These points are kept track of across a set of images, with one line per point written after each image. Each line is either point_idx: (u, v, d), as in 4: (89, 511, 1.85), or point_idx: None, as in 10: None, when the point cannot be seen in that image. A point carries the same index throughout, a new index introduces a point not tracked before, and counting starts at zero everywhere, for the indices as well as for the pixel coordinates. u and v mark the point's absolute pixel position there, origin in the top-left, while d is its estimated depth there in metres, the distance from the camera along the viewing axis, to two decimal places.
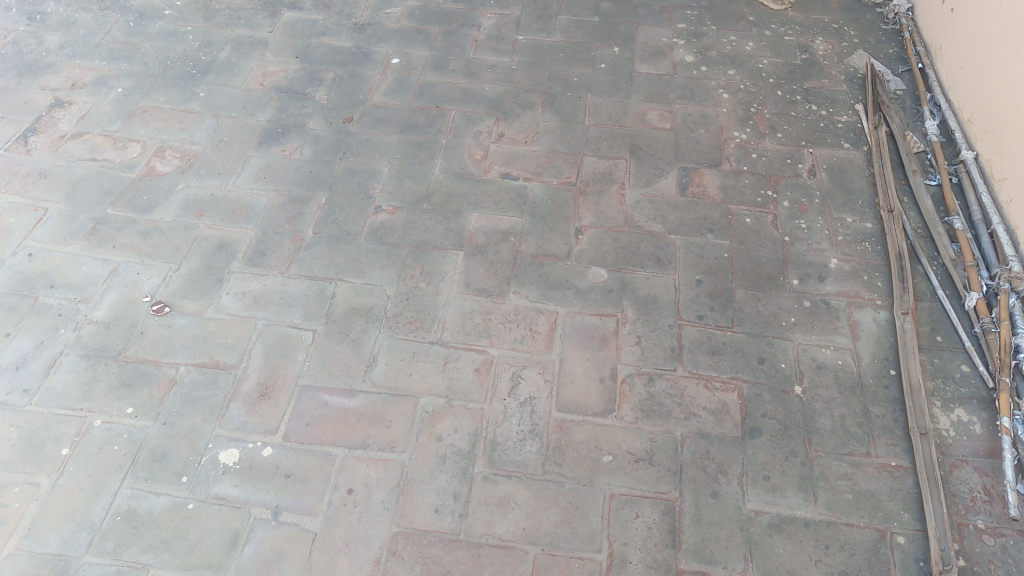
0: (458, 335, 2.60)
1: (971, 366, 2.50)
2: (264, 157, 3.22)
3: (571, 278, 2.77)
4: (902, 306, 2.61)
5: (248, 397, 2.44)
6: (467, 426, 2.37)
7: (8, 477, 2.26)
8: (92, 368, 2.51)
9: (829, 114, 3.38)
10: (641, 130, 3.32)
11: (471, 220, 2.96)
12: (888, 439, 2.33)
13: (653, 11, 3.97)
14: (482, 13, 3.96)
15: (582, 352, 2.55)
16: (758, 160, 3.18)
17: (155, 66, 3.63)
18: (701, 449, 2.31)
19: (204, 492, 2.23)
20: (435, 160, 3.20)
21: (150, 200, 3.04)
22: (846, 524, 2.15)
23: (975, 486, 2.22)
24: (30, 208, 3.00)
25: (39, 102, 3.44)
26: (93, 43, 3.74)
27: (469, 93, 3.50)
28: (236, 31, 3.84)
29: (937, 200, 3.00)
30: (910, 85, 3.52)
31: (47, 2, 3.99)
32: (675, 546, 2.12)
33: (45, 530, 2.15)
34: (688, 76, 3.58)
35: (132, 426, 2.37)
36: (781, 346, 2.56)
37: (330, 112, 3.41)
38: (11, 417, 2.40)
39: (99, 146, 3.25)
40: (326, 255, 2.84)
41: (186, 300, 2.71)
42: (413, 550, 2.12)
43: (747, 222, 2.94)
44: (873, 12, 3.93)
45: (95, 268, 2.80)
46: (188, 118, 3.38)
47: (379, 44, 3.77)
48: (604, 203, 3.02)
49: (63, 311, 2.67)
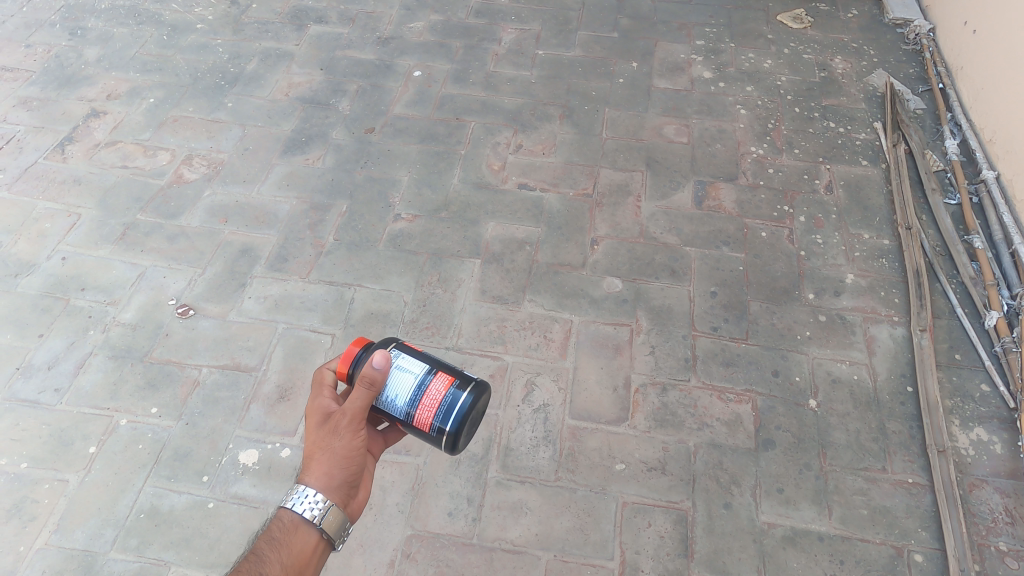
0: (473, 342, 2.63)
1: (991, 385, 2.48)
2: (288, 166, 3.30)
3: (586, 287, 2.79)
4: (920, 323, 2.61)
5: (267, 399, 2.49)
6: (481, 432, 2.39)
7: (37, 473, 2.32)
8: (119, 368, 2.58)
9: (847, 131, 3.39)
10: (659, 144, 3.36)
11: (488, 229, 3.01)
12: (904, 456, 2.31)
13: (671, 27, 4.02)
14: (503, 28, 4.04)
15: (595, 361, 2.57)
16: (774, 175, 3.20)
17: (186, 78, 3.75)
18: (714, 459, 2.31)
19: (224, 491, 2.28)
20: (454, 170, 3.26)
21: (177, 206, 3.13)
22: (862, 540, 2.14)
23: (995, 507, 2.19)
24: (65, 213, 3.10)
25: (75, 112, 3.56)
26: (127, 55, 3.88)
27: (489, 105, 3.57)
28: (263, 43, 3.96)
29: (956, 218, 3.01)
30: (930, 104, 3.53)
31: (87, 17, 4.14)
32: (688, 556, 2.12)
33: (72, 526, 2.20)
34: (706, 91, 3.62)
35: (156, 425, 2.43)
36: (795, 359, 2.56)
37: (352, 122, 3.49)
38: (42, 415, 2.46)
39: (131, 154, 3.35)
40: (345, 260, 2.91)
41: (210, 303, 2.78)
42: (427, 553, 2.14)
43: (763, 236, 2.96)
44: (893, 31, 3.95)
45: (123, 272, 2.88)
46: (215, 128, 3.48)
47: (402, 57, 3.86)
48: (620, 214, 3.05)
49: (93, 313, 2.74)
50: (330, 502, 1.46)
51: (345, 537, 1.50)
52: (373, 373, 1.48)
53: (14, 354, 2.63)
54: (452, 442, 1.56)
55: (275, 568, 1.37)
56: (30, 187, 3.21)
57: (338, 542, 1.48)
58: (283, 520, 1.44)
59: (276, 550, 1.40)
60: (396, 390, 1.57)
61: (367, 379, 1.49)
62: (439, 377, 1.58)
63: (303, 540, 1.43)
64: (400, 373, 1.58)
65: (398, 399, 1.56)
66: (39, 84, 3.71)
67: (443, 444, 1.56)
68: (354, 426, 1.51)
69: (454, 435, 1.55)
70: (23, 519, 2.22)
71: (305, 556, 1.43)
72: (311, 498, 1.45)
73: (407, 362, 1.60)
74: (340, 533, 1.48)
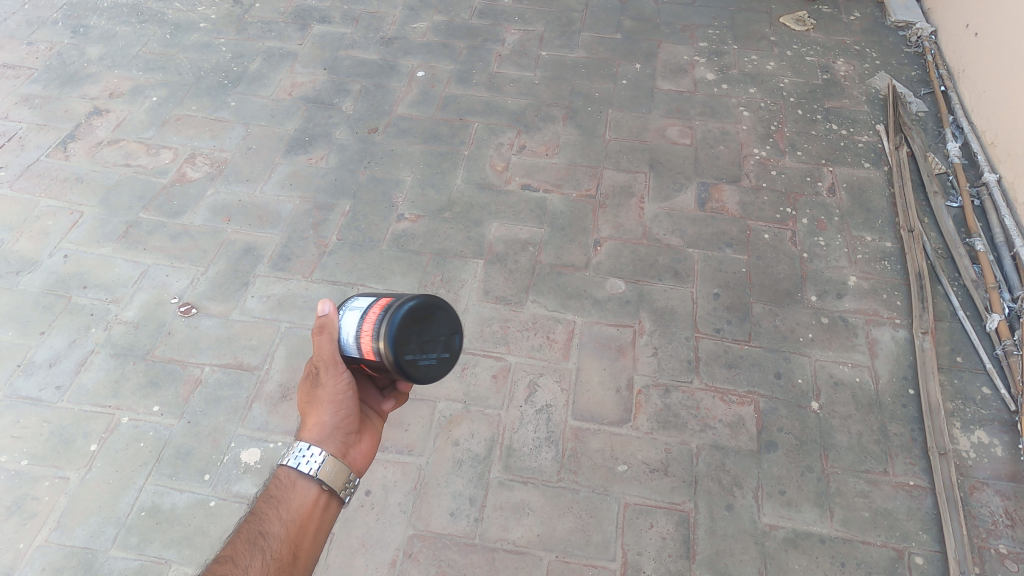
0: (476, 342, 2.63)
1: (992, 387, 2.48)
2: (291, 165, 3.30)
3: (589, 288, 2.80)
4: (922, 325, 2.61)
5: (270, 398, 2.50)
6: (484, 432, 2.39)
7: (38, 471, 2.32)
8: (120, 366, 2.59)
9: (850, 133, 3.39)
10: (662, 145, 3.36)
11: (491, 229, 3.01)
12: (906, 458, 2.31)
13: (674, 29, 4.03)
14: (506, 29, 4.04)
15: (598, 362, 2.58)
16: (777, 177, 3.20)
17: (189, 77, 3.75)
18: (716, 461, 2.32)
19: (226, 490, 2.28)
20: (457, 171, 3.26)
21: (180, 205, 3.13)
22: (863, 542, 2.14)
23: (996, 510, 2.20)
24: (67, 211, 3.10)
25: (77, 110, 3.57)
26: (130, 54, 3.88)
27: (492, 106, 3.58)
28: (266, 42, 3.96)
29: (958, 221, 3.01)
30: (932, 106, 3.53)
31: (90, 15, 4.14)
32: (689, 557, 2.12)
33: (73, 524, 2.20)
34: (709, 93, 3.62)
35: (158, 423, 2.43)
36: (798, 361, 2.56)
37: (355, 122, 3.50)
38: (44, 412, 2.47)
39: (133, 152, 3.36)
40: (348, 260, 2.91)
41: (213, 302, 2.78)
42: (429, 553, 2.14)
43: (765, 238, 2.96)
44: (895, 34, 3.96)
45: (126, 270, 2.88)
46: (219, 126, 3.49)
47: (405, 57, 3.86)
48: (623, 216, 3.06)
49: (95, 311, 2.75)
50: (327, 453, 1.46)
51: (351, 488, 1.49)
52: (324, 319, 1.46)
53: (15, 351, 2.63)
54: (408, 366, 1.33)
55: (273, 525, 1.36)
56: (32, 184, 3.21)
57: (343, 494, 1.47)
58: (280, 479, 1.43)
59: (274, 508, 1.40)
60: (345, 332, 1.42)
61: (320, 326, 1.45)
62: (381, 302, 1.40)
63: (301, 496, 1.43)
64: (349, 314, 1.43)
65: (349, 339, 1.41)
66: (41, 82, 3.71)
67: (404, 373, 1.33)
68: (331, 374, 1.46)
69: (398, 351, 1.31)
70: (23, 516, 2.22)
71: (307, 510, 1.43)
72: (309, 452, 1.44)
73: (358, 301, 1.45)
74: (344, 484, 1.47)
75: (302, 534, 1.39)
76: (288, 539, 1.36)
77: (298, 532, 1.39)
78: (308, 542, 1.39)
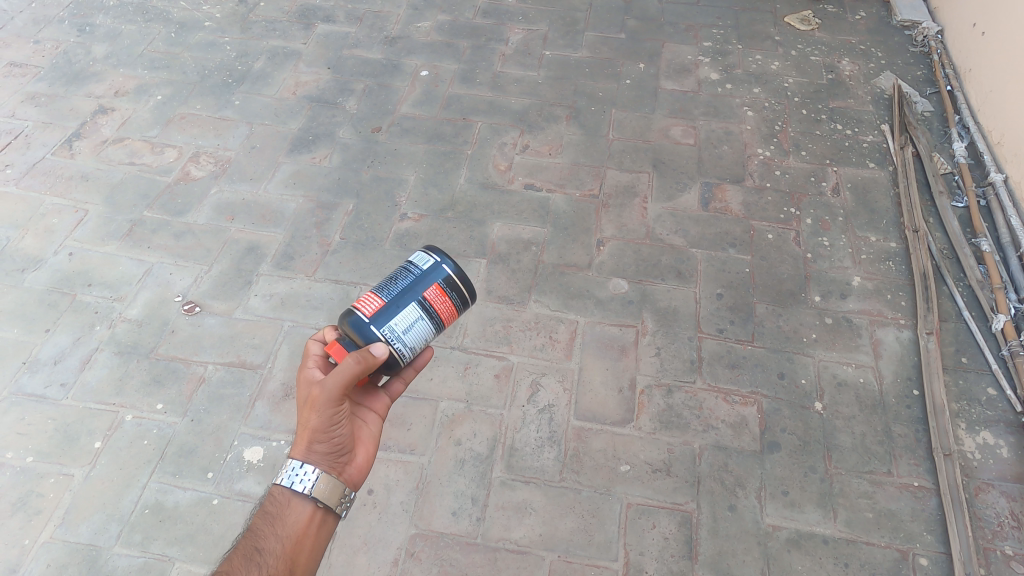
0: (479, 341, 2.63)
1: (998, 389, 2.47)
2: (294, 164, 3.31)
3: (592, 288, 2.79)
4: (926, 326, 2.60)
5: (273, 397, 2.50)
6: (486, 431, 2.39)
7: (43, 468, 2.33)
8: (125, 364, 2.59)
9: (855, 133, 3.38)
10: (665, 145, 3.35)
11: (494, 229, 3.01)
12: (910, 459, 2.30)
13: (679, 29, 4.02)
14: (510, 29, 4.04)
15: (601, 362, 2.57)
16: (781, 177, 3.19)
17: (194, 75, 3.76)
18: (719, 461, 2.31)
19: (229, 488, 2.28)
20: (460, 170, 3.26)
21: (184, 204, 3.14)
22: (867, 543, 2.13)
23: (1002, 511, 2.18)
24: (72, 209, 3.11)
25: (83, 108, 3.58)
26: (135, 53, 3.89)
27: (496, 105, 3.57)
28: (270, 42, 3.97)
29: (963, 221, 3.00)
30: (938, 106, 3.51)
31: (96, 14, 4.16)
32: (692, 557, 2.11)
33: (77, 521, 2.21)
34: (713, 93, 3.61)
35: (161, 421, 2.44)
36: (801, 362, 2.55)
37: (359, 122, 3.50)
38: (48, 410, 2.48)
39: (138, 151, 3.37)
40: (351, 259, 2.91)
41: (216, 300, 2.79)
42: (431, 552, 2.14)
43: (769, 238, 2.95)
44: (900, 33, 3.94)
45: (130, 268, 2.89)
46: (223, 125, 3.49)
47: (409, 56, 3.86)
48: (626, 216, 3.05)
49: (99, 309, 2.75)
50: (321, 471, 1.50)
51: (346, 503, 1.54)
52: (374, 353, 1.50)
53: (21, 349, 2.64)
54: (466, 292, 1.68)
55: (269, 543, 1.43)
56: (37, 182, 3.22)
57: (338, 509, 1.52)
58: (275, 497, 1.49)
59: (270, 525, 1.46)
60: (422, 333, 1.60)
61: (359, 354, 1.48)
62: (430, 291, 1.61)
63: (296, 513, 1.48)
64: (414, 324, 1.58)
65: (427, 333, 1.62)
66: (47, 80, 3.72)
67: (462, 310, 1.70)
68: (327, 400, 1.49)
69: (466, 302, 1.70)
70: (28, 513, 2.23)
71: (303, 527, 1.48)
72: (304, 472, 1.49)
73: (404, 315, 1.57)
74: (338, 500, 1.52)
75: (297, 550, 1.46)
76: (284, 555, 1.44)
77: (293, 549, 1.46)
78: (304, 557, 1.46)
